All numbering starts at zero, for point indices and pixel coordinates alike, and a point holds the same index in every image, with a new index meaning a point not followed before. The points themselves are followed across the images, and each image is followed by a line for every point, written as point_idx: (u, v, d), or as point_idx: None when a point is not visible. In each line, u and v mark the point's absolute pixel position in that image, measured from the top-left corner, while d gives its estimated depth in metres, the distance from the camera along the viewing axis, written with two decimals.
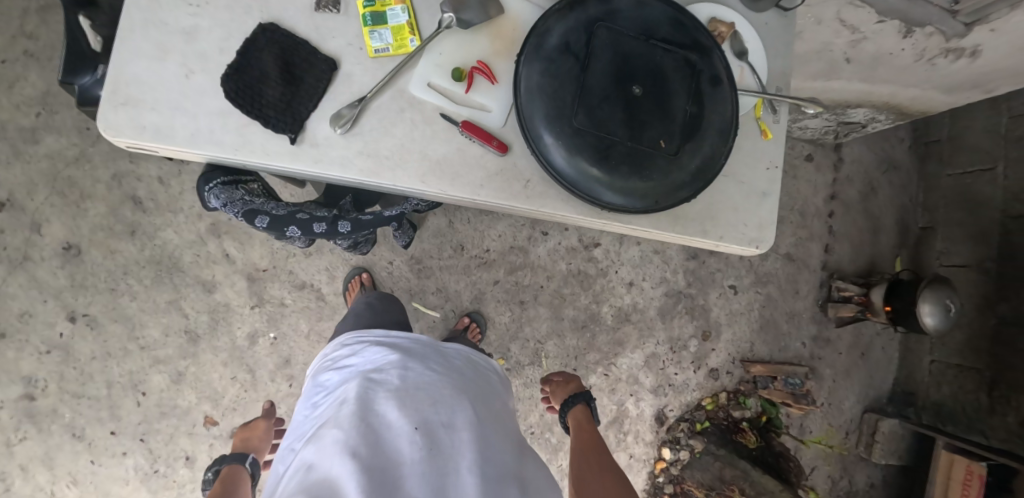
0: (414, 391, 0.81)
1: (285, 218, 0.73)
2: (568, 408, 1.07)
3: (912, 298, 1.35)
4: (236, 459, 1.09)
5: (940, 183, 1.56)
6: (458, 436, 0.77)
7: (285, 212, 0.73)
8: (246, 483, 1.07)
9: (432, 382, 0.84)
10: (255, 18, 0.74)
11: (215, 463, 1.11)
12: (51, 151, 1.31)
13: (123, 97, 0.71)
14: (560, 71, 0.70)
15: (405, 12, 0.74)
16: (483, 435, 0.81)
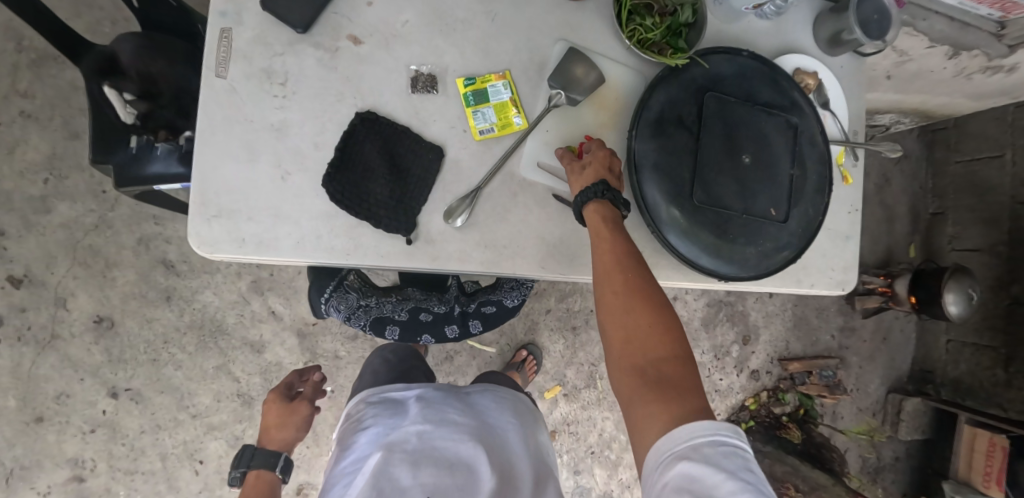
0: (433, 448, 0.74)
1: (412, 326, 0.86)
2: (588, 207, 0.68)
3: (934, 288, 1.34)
4: (267, 464, 0.94)
5: (948, 169, 1.52)
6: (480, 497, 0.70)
7: (415, 323, 0.85)
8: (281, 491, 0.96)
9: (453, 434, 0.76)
10: (349, 105, 0.68)
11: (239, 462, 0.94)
12: (66, 220, 1.23)
13: (216, 208, 0.65)
14: (675, 149, 0.71)
15: (506, 88, 0.71)
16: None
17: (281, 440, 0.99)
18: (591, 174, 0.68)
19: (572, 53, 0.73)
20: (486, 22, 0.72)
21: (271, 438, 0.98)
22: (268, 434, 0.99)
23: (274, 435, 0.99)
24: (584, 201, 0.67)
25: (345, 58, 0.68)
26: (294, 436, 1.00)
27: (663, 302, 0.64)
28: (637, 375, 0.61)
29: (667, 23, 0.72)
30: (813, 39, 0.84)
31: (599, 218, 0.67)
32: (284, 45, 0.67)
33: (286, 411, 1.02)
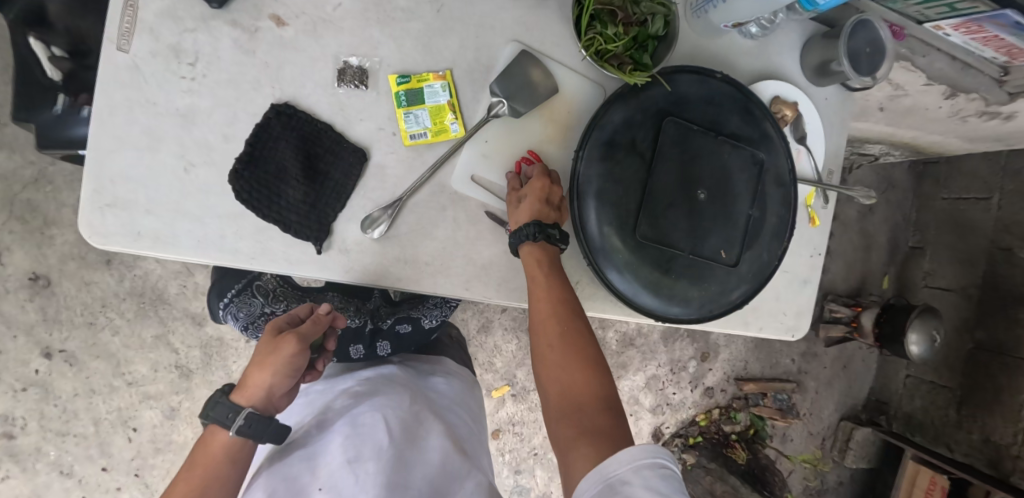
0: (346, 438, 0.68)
1: None
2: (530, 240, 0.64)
3: (898, 324, 1.31)
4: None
5: (934, 204, 1.46)
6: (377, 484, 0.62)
7: None
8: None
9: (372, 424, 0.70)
10: (266, 95, 0.61)
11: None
12: (3, 171, 1.17)
13: (110, 197, 0.60)
14: (624, 177, 0.67)
15: (445, 89, 0.65)
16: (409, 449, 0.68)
17: (217, 454, 0.68)
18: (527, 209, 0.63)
19: (522, 59, 0.67)
20: (430, 16, 0.65)
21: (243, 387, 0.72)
22: (241, 381, 0.72)
23: (213, 438, 0.69)
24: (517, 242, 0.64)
25: (266, 41, 0.61)
26: (268, 383, 0.71)
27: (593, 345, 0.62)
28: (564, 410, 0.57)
29: (630, 35, 0.66)
30: (801, 66, 0.82)
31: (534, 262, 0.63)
32: (196, 20, 0.60)
33: (265, 349, 0.73)
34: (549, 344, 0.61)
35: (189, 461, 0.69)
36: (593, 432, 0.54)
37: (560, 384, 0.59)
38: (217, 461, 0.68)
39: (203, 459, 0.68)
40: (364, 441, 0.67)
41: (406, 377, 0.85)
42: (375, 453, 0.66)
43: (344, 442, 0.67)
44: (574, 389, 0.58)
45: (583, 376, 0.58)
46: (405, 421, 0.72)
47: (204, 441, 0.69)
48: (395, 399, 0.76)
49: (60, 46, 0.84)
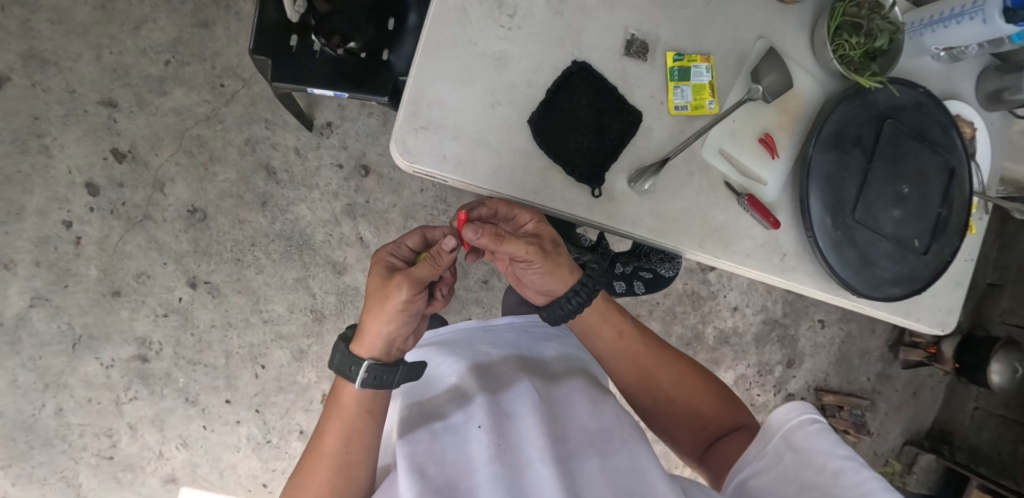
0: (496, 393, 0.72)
1: None
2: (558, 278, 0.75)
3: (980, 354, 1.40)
4: (352, 450, 0.73)
5: (1015, 246, 1.57)
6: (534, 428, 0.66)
7: None
8: (369, 446, 0.75)
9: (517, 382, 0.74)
10: (567, 52, 0.69)
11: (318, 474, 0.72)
12: (180, 105, 1.24)
13: (424, 121, 0.67)
14: (847, 163, 0.76)
15: (708, 71, 0.74)
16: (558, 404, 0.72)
17: (352, 406, 0.75)
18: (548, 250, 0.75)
19: (771, 53, 0.76)
20: (701, 5, 0.74)
21: (359, 338, 0.75)
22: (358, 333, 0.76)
23: (343, 392, 0.75)
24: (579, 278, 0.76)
25: (572, 6, 0.70)
26: (383, 331, 0.74)
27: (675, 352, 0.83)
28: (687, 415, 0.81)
29: (867, 45, 0.77)
30: (976, 91, 0.92)
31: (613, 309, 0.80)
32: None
33: (378, 297, 0.74)
34: (663, 370, 0.81)
35: (325, 415, 0.76)
36: (717, 421, 0.80)
37: (683, 396, 0.81)
38: (353, 411, 0.74)
39: (338, 411, 0.75)
40: (512, 397, 0.72)
41: (522, 337, 0.86)
42: (527, 403, 0.70)
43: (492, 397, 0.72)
44: (695, 397, 0.81)
45: (693, 385, 0.81)
46: (542, 382, 0.76)
47: (336, 395, 0.76)
48: (521, 361, 0.80)
49: None
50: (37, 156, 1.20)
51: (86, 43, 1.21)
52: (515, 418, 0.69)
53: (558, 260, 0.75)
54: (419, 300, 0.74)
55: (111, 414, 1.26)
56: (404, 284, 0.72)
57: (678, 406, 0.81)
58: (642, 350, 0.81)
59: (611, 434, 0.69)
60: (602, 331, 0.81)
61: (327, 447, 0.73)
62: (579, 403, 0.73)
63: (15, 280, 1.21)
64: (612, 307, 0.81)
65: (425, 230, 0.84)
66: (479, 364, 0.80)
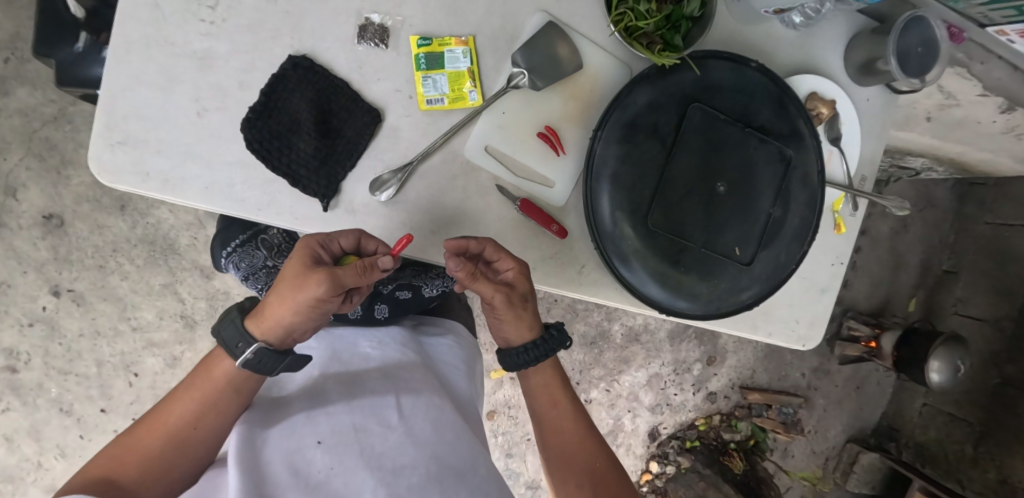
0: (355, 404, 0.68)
1: None
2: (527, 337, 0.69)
3: (920, 350, 1.27)
4: (206, 434, 0.64)
5: (975, 228, 1.41)
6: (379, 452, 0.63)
7: None
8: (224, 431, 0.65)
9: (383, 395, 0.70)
10: (285, 45, 0.60)
11: (154, 446, 0.62)
12: (24, 106, 1.17)
13: (121, 134, 0.59)
14: (639, 157, 0.65)
15: (466, 55, 0.63)
16: (421, 423, 0.68)
17: (218, 382, 0.65)
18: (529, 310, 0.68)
19: (550, 29, 0.65)
20: None
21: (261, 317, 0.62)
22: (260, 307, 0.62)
23: (216, 364, 0.66)
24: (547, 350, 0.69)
25: None
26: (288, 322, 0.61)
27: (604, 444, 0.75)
28: None
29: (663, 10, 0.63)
30: (845, 62, 0.78)
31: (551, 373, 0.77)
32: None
33: (291, 281, 0.59)
34: (580, 455, 0.73)
35: (189, 380, 0.67)
36: None
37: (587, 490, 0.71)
38: (219, 387, 0.65)
39: (203, 382, 0.66)
40: (370, 408, 0.67)
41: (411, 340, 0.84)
42: (382, 424, 0.65)
43: (346, 408, 0.67)
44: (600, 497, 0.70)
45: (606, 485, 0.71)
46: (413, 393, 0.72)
47: (209, 362, 0.67)
48: (400, 370, 0.75)
49: None
50: None
51: None
52: (366, 430, 0.65)
53: (522, 311, 0.67)
54: (333, 300, 0.60)
55: None
56: (323, 279, 0.57)
57: (592, 489, 0.71)
58: (574, 426, 0.75)
59: (464, 470, 0.67)
60: (539, 393, 0.77)
61: (174, 418, 0.64)
62: (440, 427, 0.69)
63: None
64: (557, 374, 0.77)
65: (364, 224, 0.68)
66: (349, 366, 0.74)
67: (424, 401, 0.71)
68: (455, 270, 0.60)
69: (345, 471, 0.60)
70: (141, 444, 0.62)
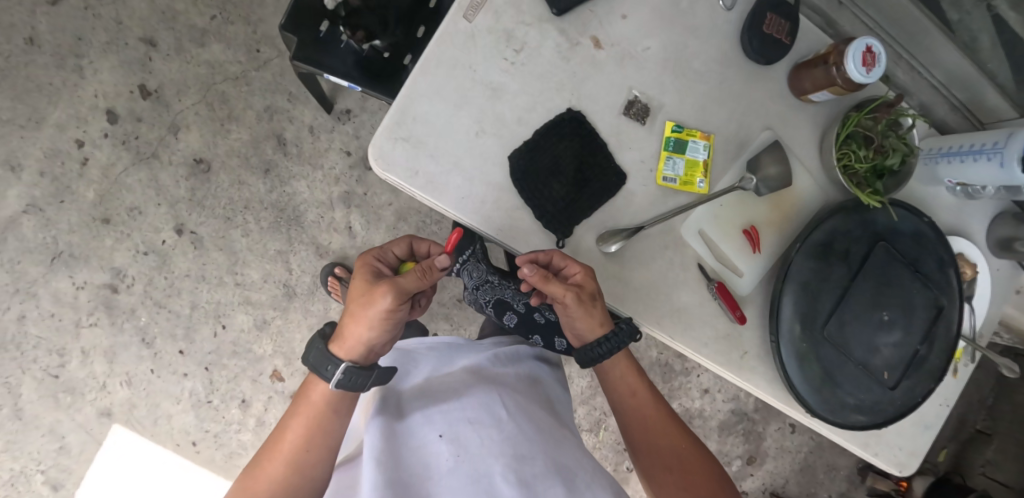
0: (466, 402, 0.80)
1: (525, 319, 1.08)
2: (597, 332, 0.73)
3: None
4: (320, 447, 0.76)
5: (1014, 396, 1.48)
6: (488, 437, 0.74)
7: (525, 311, 1.08)
8: (333, 439, 0.77)
9: (486, 395, 0.81)
10: (564, 99, 0.70)
11: (280, 465, 0.73)
12: (213, 60, 1.27)
13: (406, 132, 0.67)
14: (827, 273, 0.73)
15: (705, 150, 0.73)
16: (523, 422, 0.79)
17: (319, 404, 0.77)
18: (601, 308, 0.72)
19: (775, 147, 0.74)
20: (715, 83, 0.74)
21: (340, 343, 0.76)
22: (339, 335, 0.77)
23: (313, 389, 0.78)
24: (626, 339, 0.74)
25: (582, 56, 0.70)
26: (365, 336, 0.75)
27: (682, 426, 0.83)
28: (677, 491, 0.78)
29: (875, 161, 0.74)
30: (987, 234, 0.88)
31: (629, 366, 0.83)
32: (535, 17, 0.69)
33: (362, 301, 0.75)
34: (667, 440, 0.81)
35: (291, 409, 0.78)
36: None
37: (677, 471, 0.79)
38: (320, 409, 0.77)
39: (305, 407, 0.77)
40: (479, 404, 0.79)
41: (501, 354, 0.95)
42: (491, 418, 0.77)
43: (459, 406, 0.79)
44: (689, 475, 0.78)
45: (695, 463, 0.80)
46: (513, 398, 0.83)
47: (304, 390, 0.78)
48: (497, 380, 0.87)
49: None
50: (70, 75, 1.26)
51: None
52: (478, 423, 0.76)
53: (593, 310, 0.71)
54: (401, 309, 0.75)
55: (69, 334, 1.30)
56: (388, 289, 0.73)
57: (681, 469, 0.79)
58: (656, 414, 0.83)
59: (569, 466, 0.77)
60: (617, 385, 0.84)
61: (287, 441, 0.75)
62: (539, 429, 0.80)
63: (16, 184, 1.27)
64: (632, 362, 0.83)
65: (412, 243, 0.85)
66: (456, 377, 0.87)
67: (519, 406, 0.83)
68: (524, 275, 0.67)
69: (469, 458, 0.72)
70: (270, 466, 0.74)
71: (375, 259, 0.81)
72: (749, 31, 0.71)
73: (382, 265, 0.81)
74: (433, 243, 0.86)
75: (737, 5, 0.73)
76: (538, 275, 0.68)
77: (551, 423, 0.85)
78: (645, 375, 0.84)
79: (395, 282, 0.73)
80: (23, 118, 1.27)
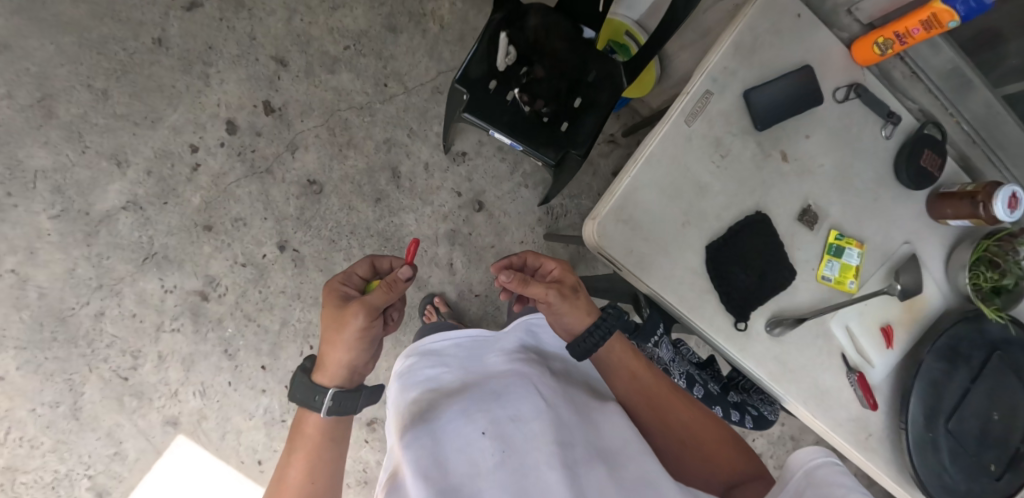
0: (500, 396, 0.72)
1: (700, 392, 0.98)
2: (585, 320, 0.85)
3: None
4: (318, 475, 0.76)
5: None
6: (530, 429, 0.66)
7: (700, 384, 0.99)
8: (332, 467, 0.78)
9: (517, 385, 0.74)
10: (753, 201, 0.78)
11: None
12: (341, 87, 1.31)
13: (627, 216, 0.74)
14: (951, 373, 0.83)
15: (859, 256, 0.80)
16: (562, 412, 0.72)
17: (314, 436, 0.79)
18: (583, 300, 0.85)
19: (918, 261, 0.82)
20: (873, 199, 0.81)
21: (320, 370, 0.81)
22: (320, 363, 0.82)
23: (306, 422, 0.79)
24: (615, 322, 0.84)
25: (772, 165, 0.78)
26: (344, 361, 0.81)
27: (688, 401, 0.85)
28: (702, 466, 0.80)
29: (998, 282, 0.85)
30: None
31: (623, 352, 0.85)
32: (740, 128, 0.76)
33: (336, 323, 0.80)
34: (677, 420, 0.82)
35: (287, 449, 0.79)
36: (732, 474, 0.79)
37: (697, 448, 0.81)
38: (315, 439, 0.79)
39: (302, 442, 0.78)
40: (513, 396, 0.71)
41: (526, 341, 0.90)
42: (531, 409, 0.69)
43: (497, 403, 0.71)
44: (708, 450, 0.81)
45: (710, 434, 0.82)
46: (544, 386, 0.76)
47: (297, 426, 0.80)
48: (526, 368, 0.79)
49: (516, 45, 1.00)
50: (194, 81, 1.28)
51: (284, 3, 1.30)
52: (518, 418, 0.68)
53: (578, 302, 0.85)
54: (374, 325, 0.81)
55: (148, 336, 1.28)
56: (358, 307, 0.80)
57: (698, 445, 0.81)
58: (658, 392, 0.84)
59: (618, 449, 0.71)
60: (616, 368, 0.85)
61: (290, 480, 0.75)
62: (583, 420, 0.74)
63: (121, 179, 1.27)
64: (624, 344, 0.86)
65: (374, 261, 0.92)
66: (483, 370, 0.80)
67: (554, 392, 0.76)
68: (506, 281, 0.81)
69: (515, 457, 0.64)
70: None
71: (338, 282, 0.87)
72: (905, 164, 0.80)
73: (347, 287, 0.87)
74: (394, 257, 0.94)
75: (896, 137, 0.81)
76: (516, 279, 0.82)
77: (588, 406, 0.79)
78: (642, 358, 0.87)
79: (364, 301, 0.80)
80: (140, 116, 1.27)
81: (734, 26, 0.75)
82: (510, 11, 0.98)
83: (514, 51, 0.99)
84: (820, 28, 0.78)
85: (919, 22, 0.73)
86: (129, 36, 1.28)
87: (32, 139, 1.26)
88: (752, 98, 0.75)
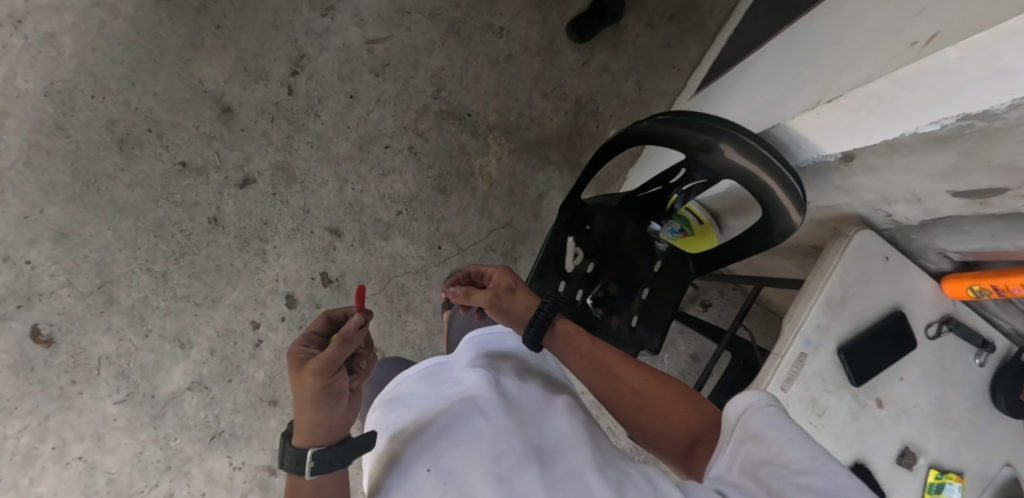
0: (435, 429, 0.60)
1: None
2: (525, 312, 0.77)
3: None
4: None
5: None
6: (466, 452, 0.55)
7: None
8: None
9: (450, 411, 0.62)
10: (853, 452, 0.76)
11: None
12: (396, 252, 1.32)
13: None
14: None
15: (959, 490, 0.78)
16: (499, 418, 0.59)
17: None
18: (526, 297, 0.79)
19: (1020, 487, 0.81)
20: (967, 429, 0.80)
21: (297, 440, 0.65)
22: (293, 430, 0.67)
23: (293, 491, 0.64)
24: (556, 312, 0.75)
25: (868, 414, 0.77)
26: (319, 418, 0.66)
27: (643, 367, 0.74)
28: (678, 434, 0.69)
29: None
30: None
31: (568, 338, 0.76)
32: (836, 384, 0.75)
33: (297, 388, 0.66)
34: (636, 389, 0.72)
35: None
36: (692, 430, 0.68)
37: (660, 420, 0.70)
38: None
39: None
40: (446, 423, 0.60)
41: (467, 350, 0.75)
42: (468, 430, 0.58)
43: (433, 436, 0.59)
44: (669, 417, 0.69)
45: (671, 399, 0.71)
46: (474, 396, 0.63)
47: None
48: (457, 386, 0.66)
49: (584, 247, 1.01)
50: (251, 257, 1.30)
51: (334, 172, 1.32)
52: (450, 447, 0.57)
53: (515, 297, 0.79)
54: (339, 379, 0.67)
55: None
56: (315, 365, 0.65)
57: (651, 409, 0.71)
58: (607, 360, 0.74)
59: (562, 442, 0.58)
60: (564, 355, 0.76)
61: None
62: (534, 423, 0.61)
63: (185, 360, 1.28)
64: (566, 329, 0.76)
65: (330, 317, 0.76)
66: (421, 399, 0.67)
67: (492, 399, 0.63)
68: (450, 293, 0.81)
69: (457, 486, 0.53)
70: None
71: (299, 342, 0.70)
72: (1003, 391, 0.79)
73: (308, 343, 0.71)
74: (351, 306, 0.78)
75: (988, 363, 0.81)
76: (461, 293, 0.82)
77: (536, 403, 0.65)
78: (583, 329, 0.77)
79: (318, 357, 0.65)
80: (200, 295, 1.29)
81: (823, 278, 0.76)
82: (575, 215, 0.99)
83: (582, 250, 1.01)
84: (909, 267, 0.78)
85: (1015, 285, 0.68)
86: (185, 216, 1.30)
87: (94, 325, 1.27)
88: (848, 353, 0.75)
